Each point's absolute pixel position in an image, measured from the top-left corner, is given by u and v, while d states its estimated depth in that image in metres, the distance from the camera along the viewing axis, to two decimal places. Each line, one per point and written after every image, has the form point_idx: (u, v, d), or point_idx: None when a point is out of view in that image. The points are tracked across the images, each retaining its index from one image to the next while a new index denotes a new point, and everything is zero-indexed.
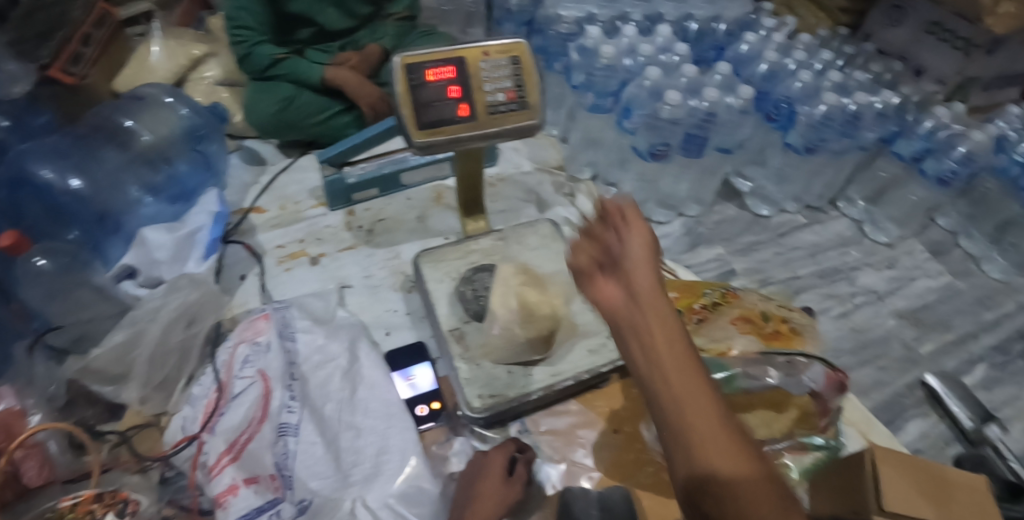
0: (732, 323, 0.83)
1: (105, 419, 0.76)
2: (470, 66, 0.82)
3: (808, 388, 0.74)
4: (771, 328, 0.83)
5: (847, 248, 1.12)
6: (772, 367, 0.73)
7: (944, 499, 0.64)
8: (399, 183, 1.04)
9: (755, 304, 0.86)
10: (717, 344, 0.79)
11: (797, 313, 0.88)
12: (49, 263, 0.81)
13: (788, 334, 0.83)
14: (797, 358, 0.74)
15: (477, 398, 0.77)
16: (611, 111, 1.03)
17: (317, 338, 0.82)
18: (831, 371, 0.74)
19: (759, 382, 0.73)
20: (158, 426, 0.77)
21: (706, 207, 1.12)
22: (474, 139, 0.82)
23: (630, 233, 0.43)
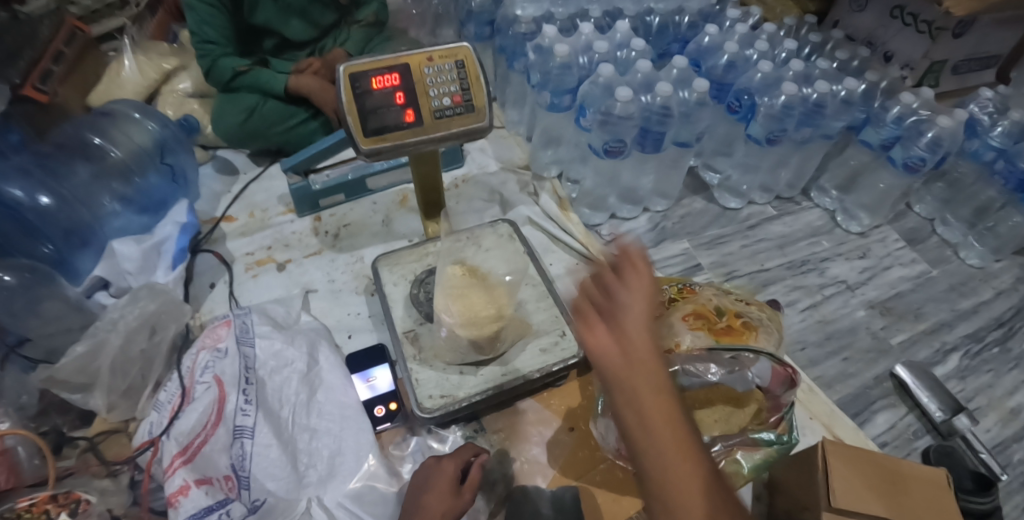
0: (683, 319, 0.82)
1: (77, 426, 0.82)
2: (415, 72, 0.84)
3: (754, 384, 0.74)
4: (724, 324, 0.82)
5: (817, 238, 1.13)
6: (715, 363, 0.73)
7: (896, 494, 0.68)
8: (365, 187, 1.07)
9: (709, 299, 0.86)
10: (666, 341, 0.79)
11: (754, 307, 0.88)
12: (14, 279, 0.83)
13: (740, 328, 0.82)
14: (743, 355, 0.73)
15: (428, 398, 0.79)
16: (569, 109, 1.05)
17: (275, 343, 0.84)
18: (779, 366, 0.74)
19: (701, 378, 0.73)
20: (126, 432, 0.81)
21: (672, 202, 1.13)
22: (422, 144, 0.85)
23: (627, 290, 0.50)
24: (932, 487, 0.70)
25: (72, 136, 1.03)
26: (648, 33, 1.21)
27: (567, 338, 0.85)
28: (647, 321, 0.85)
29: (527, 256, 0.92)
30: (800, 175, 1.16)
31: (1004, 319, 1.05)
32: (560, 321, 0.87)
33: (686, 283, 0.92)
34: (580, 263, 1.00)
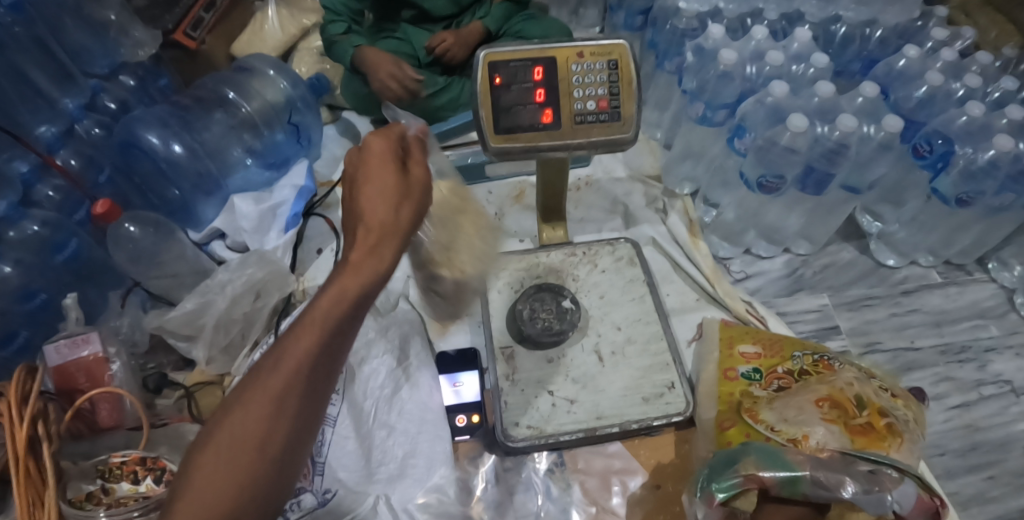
0: (814, 405, 0.71)
1: (180, 368, 0.85)
2: (560, 70, 0.75)
3: (891, 510, 0.61)
4: (863, 421, 0.70)
5: (984, 322, 0.95)
6: (850, 479, 0.61)
7: None
8: (483, 174, 1.02)
9: (849, 383, 0.73)
10: (793, 427, 0.69)
11: (900, 404, 0.74)
12: (137, 230, 0.86)
13: (883, 432, 0.69)
14: (885, 470, 0.62)
15: (513, 426, 0.74)
16: (722, 126, 0.91)
17: (368, 332, 0.83)
18: (924, 495, 0.61)
19: (831, 493, 0.61)
20: (219, 384, 0.83)
21: (817, 247, 0.98)
22: (552, 149, 0.77)
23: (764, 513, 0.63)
24: None
25: (210, 89, 1.04)
26: (828, 46, 1.05)
27: (675, 392, 0.76)
28: (768, 390, 0.76)
29: (647, 286, 0.83)
30: (982, 243, 0.97)
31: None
32: (670, 368, 0.77)
33: (823, 353, 0.80)
34: (700, 301, 0.89)
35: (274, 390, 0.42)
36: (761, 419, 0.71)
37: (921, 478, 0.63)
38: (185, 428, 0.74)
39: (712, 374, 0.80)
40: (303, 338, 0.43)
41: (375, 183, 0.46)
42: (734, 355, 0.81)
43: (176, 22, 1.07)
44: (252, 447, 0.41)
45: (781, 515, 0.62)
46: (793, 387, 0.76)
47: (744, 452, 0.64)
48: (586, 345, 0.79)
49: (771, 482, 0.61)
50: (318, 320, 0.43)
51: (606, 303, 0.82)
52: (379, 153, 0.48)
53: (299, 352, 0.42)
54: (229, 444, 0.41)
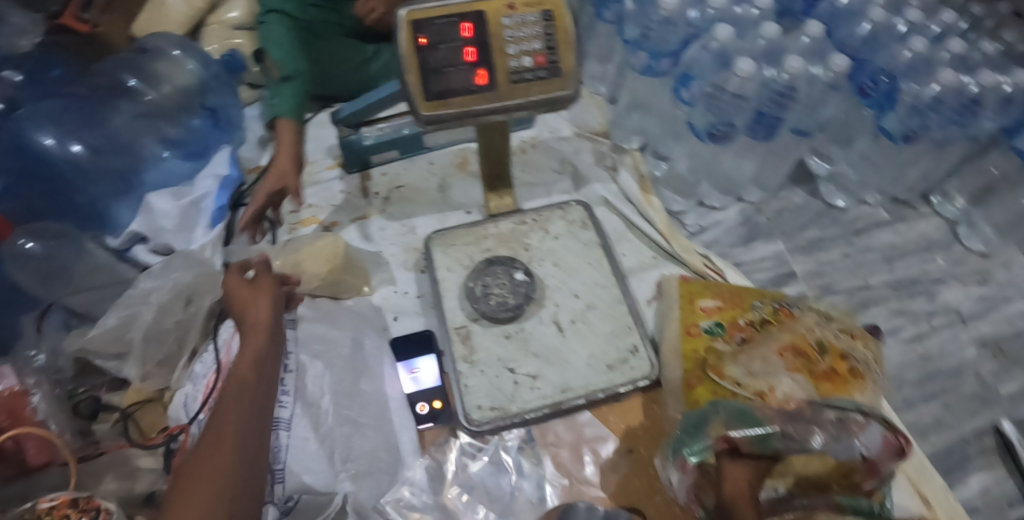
0: (778, 355, 0.71)
1: (114, 389, 0.78)
2: (490, 25, 0.70)
3: (859, 453, 0.62)
4: (823, 363, 0.71)
5: (932, 254, 0.97)
6: (819, 429, 0.61)
7: None
8: (422, 145, 0.95)
9: (811, 329, 0.74)
10: (759, 382, 0.69)
11: (861, 343, 0.75)
12: (37, 246, 0.83)
13: (846, 376, 0.70)
14: (853, 417, 0.63)
15: (477, 408, 0.72)
16: (667, 75, 0.88)
17: (318, 326, 0.78)
18: (890, 435, 0.63)
19: (801, 444, 0.61)
20: (161, 401, 0.77)
21: (769, 193, 0.97)
22: (488, 112, 0.73)
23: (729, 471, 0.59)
24: None
25: (108, 75, 0.96)
26: None
27: (639, 356, 0.74)
28: (733, 343, 0.75)
29: (602, 249, 0.81)
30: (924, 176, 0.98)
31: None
32: (633, 331, 0.76)
33: (781, 300, 0.80)
34: (658, 258, 0.88)
35: (217, 448, 0.53)
36: (727, 375, 0.71)
37: (884, 420, 0.64)
38: (129, 452, 0.70)
39: (676, 331, 0.79)
40: (229, 416, 0.57)
41: (255, 299, 0.71)
42: (695, 310, 0.80)
43: (62, 5, 0.94)
44: (219, 487, 0.50)
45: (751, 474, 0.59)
46: (755, 338, 0.75)
47: (708, 416, 0.63)
48: (544, 317, 0.76)
49: (742, 441, 0.59)
50: (234, 399, 0.59)
51: (563, 270, 0.79)
52: (240, 284, 0.72)
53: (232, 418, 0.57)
54: (201, 487, 0.49)
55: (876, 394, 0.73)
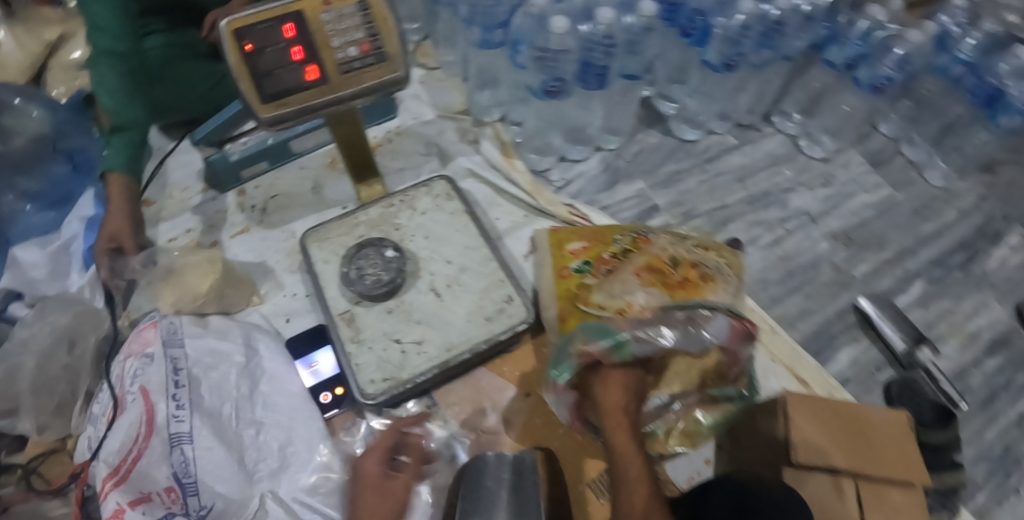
0: (634, 275, 0.77)
1: (17, 449, 0.77)
2: (310, 22, 0.73)
3: (712, 343, 0.69)
4: (677, 275, 0.77)
5: (779, 167, 1.06)
6: (666, 326, 0.67)
7: (863, 447, 0.72)
8: (290, 151, 0.97)
9: (664, 248, 0.81)
10: (617, 301, 0.75)
11: (713, 254, 0.83)
12: None
13: (696, 282, 0.77)
14: (698, 312, 0.69)
15: (370, 383, 0.74)
16: (503, 46, 0.92)
17: (207, 339, 0.78)
18: (735, 320, 0.69)
19: (652, 344, 0.66)
20: (65, 451, 0.76)
21: (626, 137, 1.04)
22: (328, 105, 0.77)
23: (606, 389, 0.65)
24: (897, 432, 0.74)
25: None
26: None
27: (514, 304, 0.79)
28: (598, 274, 0.80)
29: (467, 215, 0.86)
30: (760, 98, 1.07)
31: (966, 241, 1.06)
32: (506, 283, 0.81)
33: (639, 231, 0.86)
34: (529, 215, 0.93)
35: None
36: (592, 302, 0.77)
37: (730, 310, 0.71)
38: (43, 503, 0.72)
39: (551, 277, 0.83)
40: None
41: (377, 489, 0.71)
42: (565, 254, 0.85)
43: None
44: None
45: (614, 379, 0.65)
46: (619, 268, 0.80)
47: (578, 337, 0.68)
48: (422, 286, 0.80)
49: (598, 354, 0.65)
50: None
51: (433, 241, 0.84)
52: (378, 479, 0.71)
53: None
54: None
55: (732, 294, 0.80)
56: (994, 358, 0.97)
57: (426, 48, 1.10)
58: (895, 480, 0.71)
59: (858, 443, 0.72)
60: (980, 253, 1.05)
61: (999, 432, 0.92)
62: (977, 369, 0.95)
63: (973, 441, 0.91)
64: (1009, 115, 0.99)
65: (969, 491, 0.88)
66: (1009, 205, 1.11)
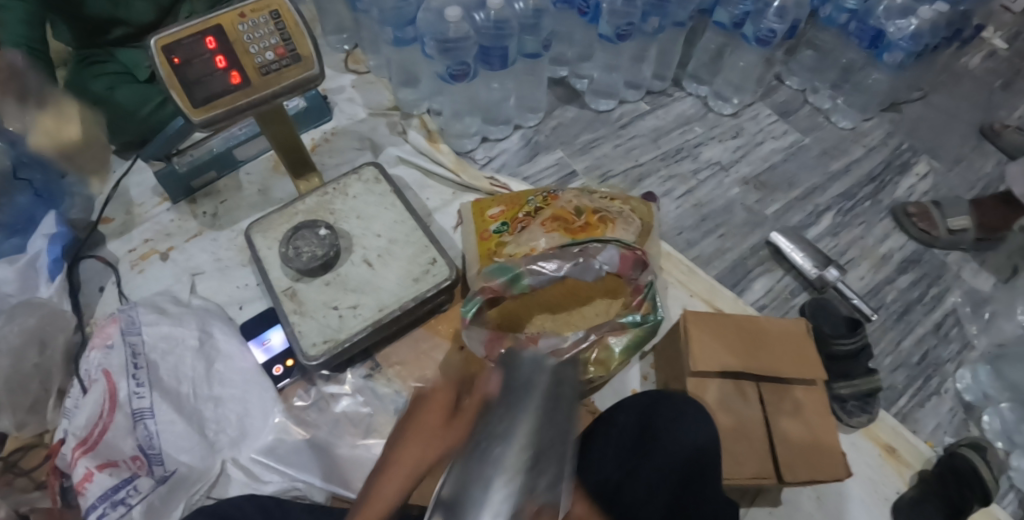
0: (541, 225, 0.86)
1: None
2: (229, 32, 0.82)
3: (605, 270, 0.81)
4: (579, 222, 0.86)
5: (690, 126, 1.14)
6: (563, 259, 0.80)
7: (756, 348, 0.77)
8: (234, 159, 1.08)
9: (570, 201, 0.89)
10: (524, 247, 0.84)
11: (619, 202, 0.91)
12: None
13: (596, 224, 0.86)
14: (590, 246, 0.80)
15: (312, 346, 0.82)
16: (415, 41, 1.01)
17: (163, 326, 0.87)
18: (625, 251, 0.80)
19: (542, 275, 0.80)
20: (42, 444, 0.85)
21: (543, 115, 1.14)
22: (254, 104, 0.86)
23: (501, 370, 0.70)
24: (791, 337, 0.79)
25: None
26: None
27: (438, 265, 0.88)
28: (514, 232, 0.88)
29: (394, 194, 0.95)
30: (666, 65, 1.16)
31: (874, 174, 1.13)
32: (431, 248, 0.90)
33: (550, 190, 0.93)
34: (456, 191, 1.04)
35: None
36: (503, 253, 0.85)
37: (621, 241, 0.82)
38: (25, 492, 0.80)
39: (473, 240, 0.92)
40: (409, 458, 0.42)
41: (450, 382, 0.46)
42: (486, 220, 0.91)
43: None
44: None
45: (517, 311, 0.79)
46: (532, 223, 0.88)
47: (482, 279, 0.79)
48: (355, 259, 0.89)
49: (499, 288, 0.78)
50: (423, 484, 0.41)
51: (364, 220, 0.92)
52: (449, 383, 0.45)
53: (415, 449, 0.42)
54: None
55: (634, 233, 0.88)
56: (907, 275, 1.03)
57: (356, 56, 1.21)
58: (794, 380, 0.76)
59: (755, 350, 0.77)
60: (888, 183, 1.12)
61: (915, 340, 0.98)
62: (890, 286, 1.02)
63: (891, 352, 0.97)
64: (891, 53, 1.03)
65: (890, 397, 0.93)
66: (914, 137, 1.18)
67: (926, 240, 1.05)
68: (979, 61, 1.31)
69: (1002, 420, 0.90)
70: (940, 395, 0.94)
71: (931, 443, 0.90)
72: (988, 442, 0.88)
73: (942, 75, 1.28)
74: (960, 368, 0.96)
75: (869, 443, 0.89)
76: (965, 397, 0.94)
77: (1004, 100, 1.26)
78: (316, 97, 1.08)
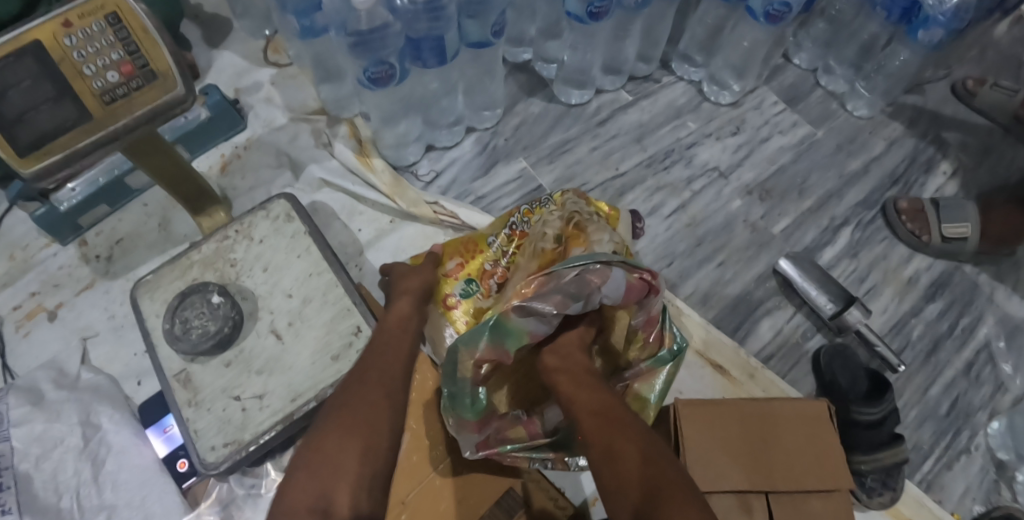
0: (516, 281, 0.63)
1: None
2: (51, 49, 0.58)
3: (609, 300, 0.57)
4: (561, 252, 0.63)
5: (682, 120, 0.95)
6: (560, 290, 0.55)
7: (767, 449, 0.61)
8: (128, 189, 0.89)
9: (541, 234, 0.65)
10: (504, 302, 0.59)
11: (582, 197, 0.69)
12: None
13: (574, 234, 0.64)
14: (589, 269, 0.55)
15: (211, 451, 0.65)
16: (327, 30, 0.78)
17: (35, 426, 0.71)
18: (633, 276, 0.57)
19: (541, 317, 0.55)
20: None
21: (503, 113, 0.93)
22: (102, 141, 0.63)
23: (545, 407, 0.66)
24: (807, 425, 0.63)
25: None
26: None
27: (364, 334, 0.70)
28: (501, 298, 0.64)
29: (310, 236, 0.76)
30: (653, 44, 0.94)
31: (898, 174, 0.96)
32: (355, 311, 0.72)
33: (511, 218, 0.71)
34: (396, 220, 0.85)
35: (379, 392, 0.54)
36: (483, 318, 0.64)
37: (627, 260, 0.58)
38: None
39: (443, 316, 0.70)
40: (394, 347, 0.61)
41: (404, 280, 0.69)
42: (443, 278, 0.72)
43: None
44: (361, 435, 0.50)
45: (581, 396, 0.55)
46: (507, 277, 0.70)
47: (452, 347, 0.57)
48: (261, 329, 0.71)
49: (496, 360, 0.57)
50: (388, 349, 0.60)
51: (272, 275, 0.74)
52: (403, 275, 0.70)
53: (385, 349, 0.60)
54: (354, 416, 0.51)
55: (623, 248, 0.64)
56: (935, 304, 0.88)
57: (278, 42, 0.97)
58: (810, 489, 0.60)
59: (761, 447, 0.61)
60: (914, 185, 0.95)
61: (944, 386, 0.83)
62: (917, 319, 0.87)
63: (916, 403, 0.82)
64: (927, 29, 0.81)
65: (913, 461, 0.79)
66: (942, 127, 1.00)
67: (915, 243, 0.89)
68: (1013, 26, 1.09)
69: None
70: (970, 453, 0.80)
71: (958, 516, 0.77)
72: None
73: (971, 48, 1.08)
74: (992, 418, 0.82)
75: None
76: (998, 454, 0.80)
77: None
78: (222, 103, 0.85)
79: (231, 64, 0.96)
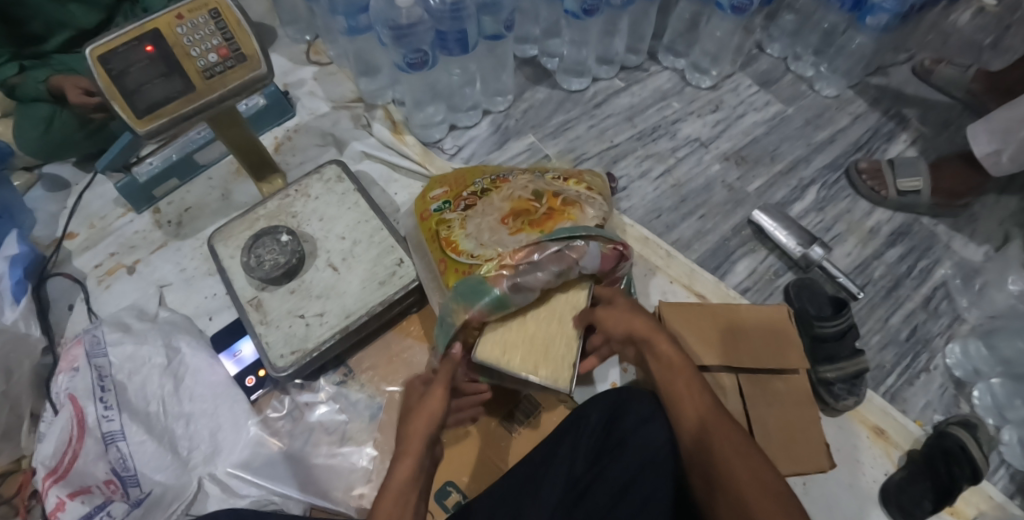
0: (500, 224, 0.77)
1: None
2: (167, 37, 0.75)
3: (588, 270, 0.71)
4: (539, 206, 0.78)
5: (667, 101, 1.11)
6: (545, 267, 0.69)
7: (735, 342, 0.74)
8: (196, 165, 1.05)
9: (525, 186, 0.80)
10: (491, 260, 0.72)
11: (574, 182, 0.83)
12: None
13: (562, 209, 0.77)
14: (574, 243, 0.70)
15: (280, 358, 0.79)
16: (370, 28, 0.95)
17: (127, 346, 0.84)
18: (608, 247, 0.72)
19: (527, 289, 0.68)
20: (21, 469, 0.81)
21: (513, 98, 1.10)
22: (199, 110, 0.80)
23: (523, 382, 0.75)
24: (771, 325, 0.76)
25: None
26: None
27: (405, 265, 0.85)
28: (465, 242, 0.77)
29: (357, 193, 0.91)
30: (640, 38, 1.11)
31: (860, 143, 1.11)
32: (397, 249, 0.87)
33: (500, 172, 0.85)
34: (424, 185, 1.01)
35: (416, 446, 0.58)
36: (462, 251, 0.76)
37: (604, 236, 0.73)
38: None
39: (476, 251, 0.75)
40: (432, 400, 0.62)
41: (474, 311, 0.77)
42: (427, 201, 0.86)
43: None
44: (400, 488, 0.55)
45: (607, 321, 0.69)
46: (478, 204, 0.81)
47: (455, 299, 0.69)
48: (320, 263, 0.86)
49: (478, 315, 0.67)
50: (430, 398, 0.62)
51: (327, 223, 0.89)
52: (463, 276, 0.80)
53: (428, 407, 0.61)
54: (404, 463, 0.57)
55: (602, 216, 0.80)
56: (895, 249, 1.01)
57: (319, 46, 1.16)
58: (775, 371, 0.73)
59: (734, 344, 0.74)
60: (875, 151, 1.10)
61: (903, 315, 0.96)
62: (877, 261, 1.00)
63: (878, 329, 0.95)
64: (875, 15, 0.97)
65: (878, 376, 0.91)
66: (899, 104, 1.15)
67: (874, 197, 1.03)
68: (968, 18, 1.24)
69: (992, 395, 0.88)
70: (929, 372, 0.92)
71: (920, 423, 0.88)
72: (976, 418, 0.86)
73: (924, 40, 1.24)
74: (949, 342, 0.94)
75: (857, 424, 0.86)
76: (955, 372, 0.91)
77: (989, 61, 1.22)
78: (277, 93, 1.03)
79: (280, 65, 1.14)
